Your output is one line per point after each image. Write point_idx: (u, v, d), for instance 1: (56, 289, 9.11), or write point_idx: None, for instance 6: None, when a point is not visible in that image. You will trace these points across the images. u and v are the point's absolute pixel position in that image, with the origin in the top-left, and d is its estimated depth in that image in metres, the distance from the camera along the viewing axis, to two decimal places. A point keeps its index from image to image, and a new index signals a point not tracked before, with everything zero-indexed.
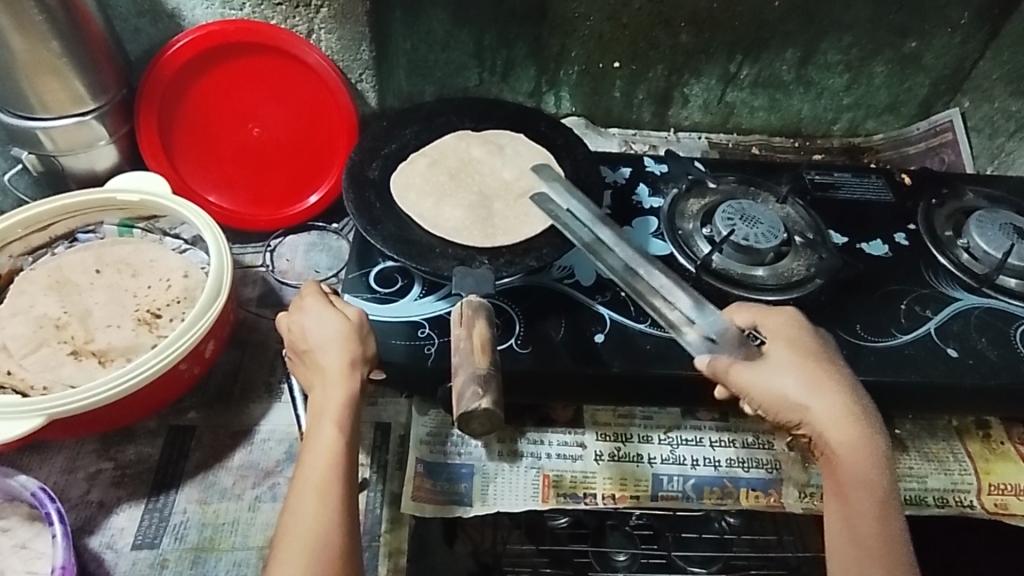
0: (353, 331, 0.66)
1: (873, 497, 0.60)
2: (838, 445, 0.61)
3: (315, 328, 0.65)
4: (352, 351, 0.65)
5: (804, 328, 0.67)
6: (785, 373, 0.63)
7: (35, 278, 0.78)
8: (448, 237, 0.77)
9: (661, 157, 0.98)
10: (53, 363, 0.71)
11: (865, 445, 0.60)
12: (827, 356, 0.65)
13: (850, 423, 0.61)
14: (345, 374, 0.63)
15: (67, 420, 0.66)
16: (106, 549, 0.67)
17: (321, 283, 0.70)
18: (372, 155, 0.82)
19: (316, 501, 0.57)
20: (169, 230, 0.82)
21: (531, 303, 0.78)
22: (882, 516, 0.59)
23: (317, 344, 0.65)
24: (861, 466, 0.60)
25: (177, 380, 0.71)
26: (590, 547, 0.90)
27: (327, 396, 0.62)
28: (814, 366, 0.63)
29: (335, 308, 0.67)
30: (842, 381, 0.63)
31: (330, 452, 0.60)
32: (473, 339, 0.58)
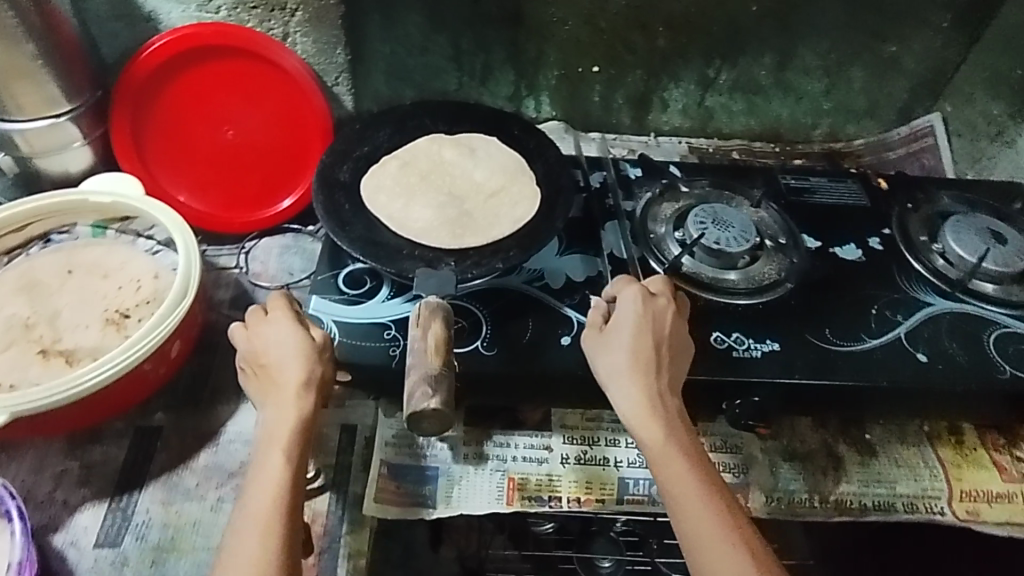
0: (312, 349, 0.66)
1: (667, 463, 0.61)
2: (628, 418, 0.64)
3: (275, 342, 0.66)
4: (310, 370, 0.65)
5: (636, 301, 0.69)
6: (601, 349, 0.68)
7: (7, 279, 0.79)
8: (415, 237, 0.77)
9: (637, 161, 0.98)
10: (21, 363, 0.72)
11: (663, 426, 0.63)
12: (640, 335, 0.66)
13: (647, 408, 0.63)
14: (302, 395, 0.63)
15: (30, 418, 0.66)
16: (68, 546, 0.67)
17: (290, 295, 0.70)
18: (344, 157, 0.83)
19: (258, 540, 0.55)
20: (142, 231, 0.82)
21: (499, 306, 0.78)
22: (695, 487, 0.60)
23: (273, 358, 0.65)
24: (649, 434, 0.62)
25: (142, 381, 0.71)
26: (574, 553, 0.93)
27: (280, 415, 0.63)
28: (625, 341, 0.66)
29: (292, 323, 0.67)
30: (647, 360, 0.65)
31: (279, 475, 0.59)
32: (428, 339, 0.58)
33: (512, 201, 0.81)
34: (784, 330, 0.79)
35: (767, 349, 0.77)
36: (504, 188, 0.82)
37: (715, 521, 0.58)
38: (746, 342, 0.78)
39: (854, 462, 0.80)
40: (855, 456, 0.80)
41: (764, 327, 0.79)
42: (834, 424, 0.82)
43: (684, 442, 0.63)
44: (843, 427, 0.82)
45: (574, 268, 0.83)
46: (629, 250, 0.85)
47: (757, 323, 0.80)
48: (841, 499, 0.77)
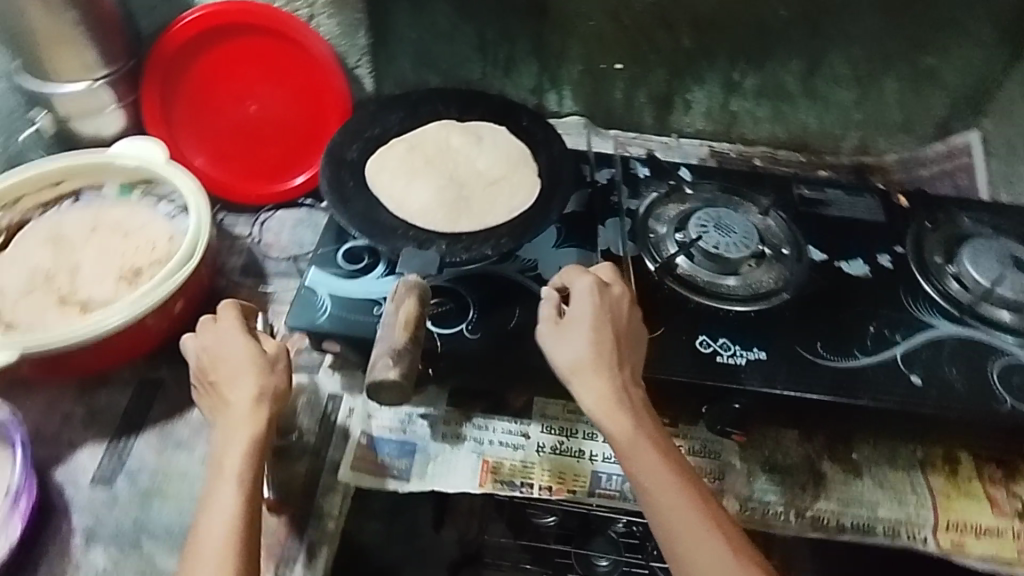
0: (264, 362, 0.67)
1: (638, 455, 0.63)
2: (595, 411, 0.64)
3: (226, 354, 0.67)
4: (263, 383, 0.66)
5: (591, 290, 0.69)
6: (560, 340, 0.68)
7: (37, 232, 0.83)
8: (410, 218, 0.79)
9: (648, 160, 0.98)
10: (41, 309, 0.77)
11: (629, 418, 0.64)
12: (600, 327, 0.67)
13: (613, 401, 0.64)
14: (255, 410, 0.64)
15: (41, 360, 0.71)
16: (68, 481, 0.72)
17: (238, 304, 0.72)
18: (354, 137, 0.86)
19: (217, 568, 0.56)
20: (162, 196, 0.86)
21: (489, 291, 0.80)
22: (666, 476, 0.61)
23: (226, 374, 0.66)
24: (618, 427, 0.64)
25: (146, 332, 0.76)
26: (573, 548, 0.93)
27: (232, 435, 0.63)
28: (586, 333, 0.67)
29: (244, 337, 0.68)
30: (608, 353, 0.66)
31: (236, 498, 0.60)
32: (400, 315, 0.60)
33: (511, 190, 0.83)
34: (775, 339, 0.78)
35: (754, 358, 0.76)
36: (505, 177, 0.84)
37: (688, 506, 0.60)
38: (732, 349, 0.77)
39: (836, 481, 0.78)
40: (838, 474, 0.79)
41: (753, 335, 0.78)
42: (821, 440, 0.81)
43: (651, 430, 0.64)
44: (830, 444, 0.81)
45: (569, 262, 0.84)
46: (627, 246, 0.86)
47: (747, 330, 0.79)
48: (818, 515, 0.76)
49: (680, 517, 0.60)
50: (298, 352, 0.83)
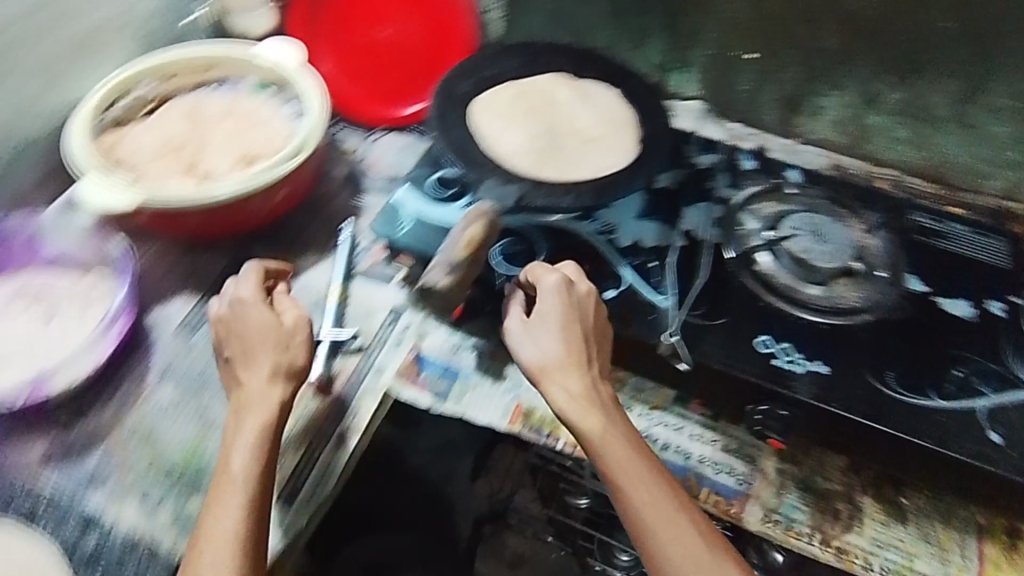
0: (281, 338, 0.67)
1: (612, 453, 0.63)
2: (566, 411, 0.64)
3: (249, 326, 0.68)
4: (278, 361, 0.67)
5: (559, 287, 0.69)
6: (533, 334, 0.68)
7: (179, 106, 0.91)
8: (502, 157, 0.81)
9: (758, 155, 0.94)
10: (166, 173, 0.84)
11: (601, 415, 0.64)
12: (571, 325, 0.67)
13: (585, 400, 0.64)
14: (269, 388, 0.65)
15: (160, 212, 0.79)
16: (157, 323, 0.81)
17: (265, 269, 0.73)
18: (469, 74, 0.89)
19: (227, 558, 0.58)
20: (289, 98, 0.92)
21: (561, 245, 0.81)
22: (640, 471, 0.62)
23: (243, 350, 0.67)
24: (591, 426, 0.63)
25: (249, 208, 0.83)
26: (598, 536, 1.01)
27: (245, 418, 0.64)
28: (560, 328, 0.67)
29: (263, 309, 0.69)
30: (579, 349, 0.67)
31: (245, 485, 0.61)
32: (464, 235, 0.77)
33: (606, 150, 0.83)
34: (843, 358, 0.74)
35: (814, 369, 0.72)
36: (603, 138, 0.85)
37: (666, 497, 0.61)
38: (792, 355, 0.73)
39: (874, 519, 0.74)
40: (877, 514, 0.74)
41: (821, 348, 0.74)
42: (869, 475, 0.76)
43: (622, 427, 0.65)
44: (877, 482, 0.76)
45: (647, 235, 0.83)
46: (711, 233, 0.84)
47: (815, 341, 0.75)
48: (845, 548, 0.72)
49: (661, 509, 0.61)
50: (375, 263, 0.88)
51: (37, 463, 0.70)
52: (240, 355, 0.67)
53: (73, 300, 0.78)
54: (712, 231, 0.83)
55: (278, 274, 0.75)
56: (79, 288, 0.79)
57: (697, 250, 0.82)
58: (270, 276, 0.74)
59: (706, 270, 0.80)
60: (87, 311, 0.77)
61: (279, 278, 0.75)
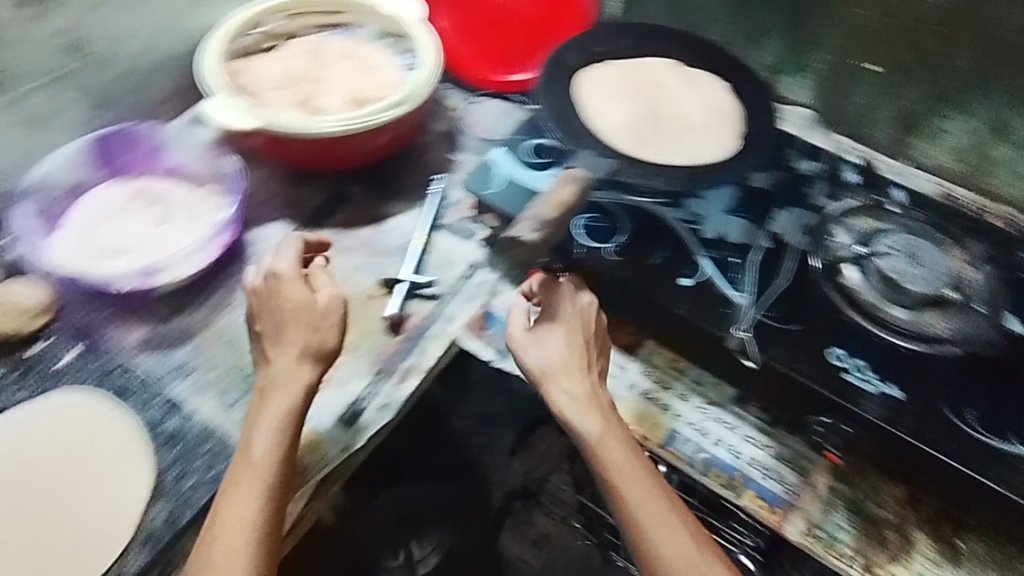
0: (314, 319, 0.70)
1: (609, 452, 0.65)
2: (564, 411, 0.68)
3: (285, 305, 0.70)
4: (307, 342, 0.69)
5: (568, 296, 0.75)
6: (541, 338, 0.73)
7: (300, 44, 0.96)
8: (600, 132, 0.82)
9: (863, 169, 0.91)
10: (280, 102, 0.89)
11: (598, 418, 0.67)
12: (575, 331, 0.73)
13: (584, 401, 0.68)
14: (296, 368, 0.68)
15: (276, 136, 0.84)
16: (254, 242, 0.87)
17: (304, 244, 0.76)
18: (580, 47, 0.89)
19: (240, 546, 0.58)
20: (402, 47, 0.96)
21: (644, 226, 0.81)
22: (637, 471, 0.64)
23: (275, 326, 0.70)
24: (588, 425, 0.67)
25: (353, 145, 0.87)
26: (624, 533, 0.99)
27: (269, 398, 0.66)
28: (567, 333, 0.72)
29: (300, 287, 0.72)
30: (581, 354, 0.71)
31: (268, 467, 0.62)
32: (555, 194, 0.80)
33: (705, 139, 0.83)
34: (920, 386, 0.71)
35: (886, 391, 0.70)
36: (704, 127, 0.84)
37: (661, 497, 0.63)
38: (866, 374, 0.71)
39: (925, 555, 0.71)
40: (929, 551, 0.71)
41: (898, 371, 0.72)
42: (927, 510, 0.74)
43: (618, 430, 0.67)
44: (935, 519, 0.73)
45: (734, 231, 0.82)
46: (800, 238, 0.82)
47: (893, 364, 0.72)
48: None
49: (660, 506, 0.62)
50: (461, 219, 0.91)
51: (135, 346, 0.76)
52: (270, 330, 0.70)
53: (185, 207, 0.85)
54: (800, 237, 0.82)
55: (319, 249, 0.78)
56: (191, 198, 0.86)
57: (783, 252, 0.81)
58: (309, 250, 0.77)
59: (788, 273, 0.78)
60: (195, 219, 0.84)
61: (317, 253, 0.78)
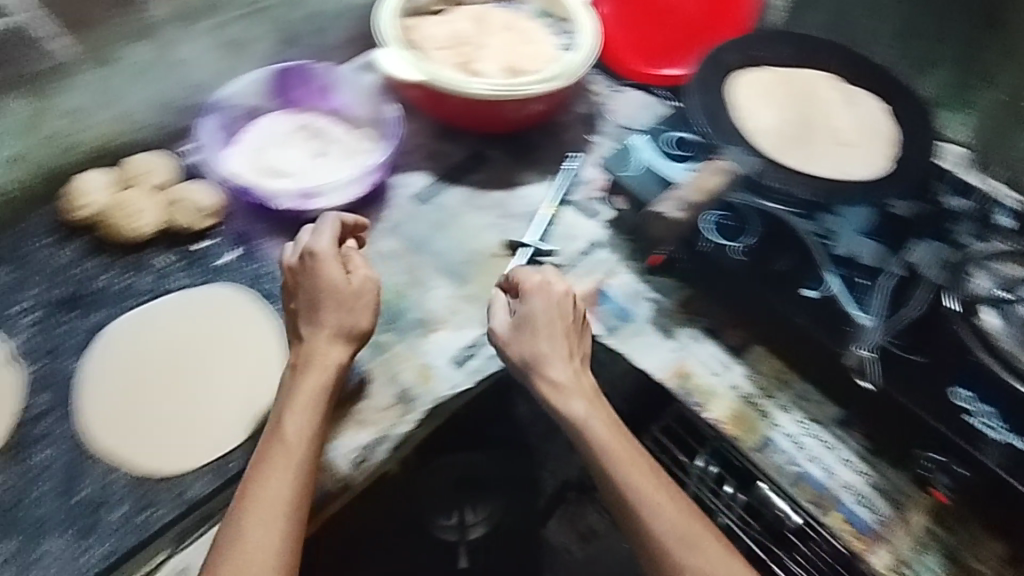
0: (352, 298, 0.71)
1: (602, 439, 0.67)
2: (556, 398, 0.70)
3: (325, 289, 0.71)
4: (342, 321, 0.71)
5: (553, 284, 0.76)
6: (524, 332, 0.73)
7: (467, 11, 1.02)
8: (749, 133, 0.82)
9: (1016, 215, 0.87)
10: (443, 60, 0.95)
11: (590, 406, 0.70)
12: (560, 316, 0.74)
13: (577, 387, 0.71)
14: (332, 345, 0.70)
15: (435, 90, 0.90)
16: (397, 186, 0.93)
17: (342, 220, 0.76)
18: (740, 49, 0.90)
19: (277, 518, 0.60)
20: (560, 28, 1.01)
21: (775, 233, 0.81)
22: (629, 456, 0.66)
23: (312, 304, 0.71)
24: (580, 409, 0.69)
25: (503, 110, 0.92)
26: None
27: (305, 373, 0.68)
28: (558, 320, 0.74)
29: (337, 266, 0.72)
30: (570, 334, 0.74)
31: (304, 437, 0.64)
32: (697, 180, 0.83)
33: (855, 157, 0.82)
34: None
35: (1012, 442, 0.67)
36: (856, 146, 0.83)
37: (653, 479, 0.65)
38: (990, 421, 0.68)
39: None
40: None
41: None
42: None
43: (611, 419, 0.70)
44: None
45: (867, 253, 0.80)
46: (938, 272, 0.78)
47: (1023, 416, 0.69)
48: None
49: (654, 490, 0.64)
50: (589, 198, 0.94)
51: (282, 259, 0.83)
52: (306, 306, 0.71)
53: (342, 143, 0.92)
54: (936, 272, 0.78)
55: (355, 230, 0.78)
56: (348, 136, 0.93)
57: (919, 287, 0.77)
58: (347, 230, 0.77)
59: (920, 304, 0.76)
60: (348, 155, 0.91)
61: (353, 233, 0.78)
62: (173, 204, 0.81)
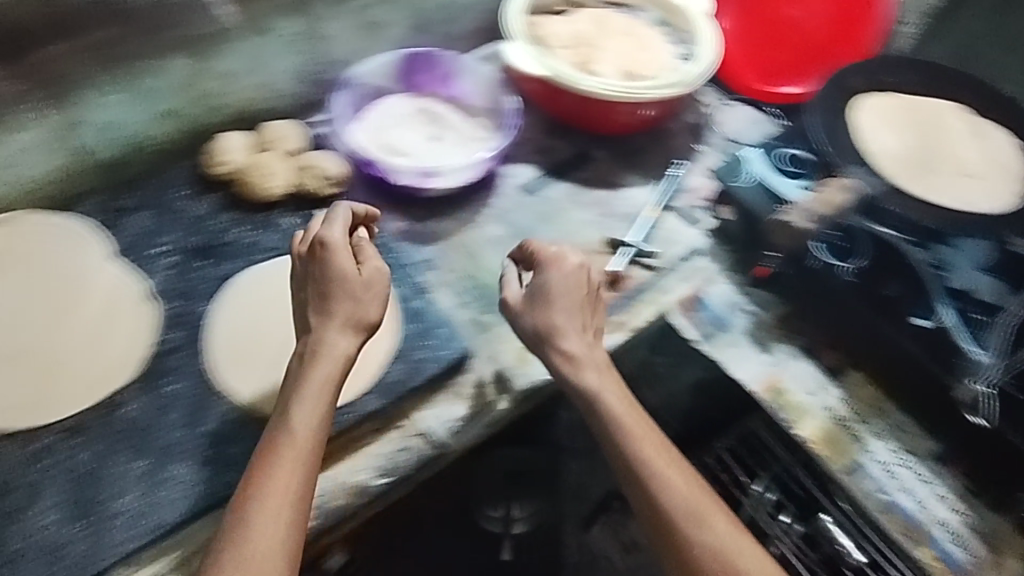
0: (361, 288, 0.67)
1: (636, 438, 0.65)
2: (592, 393, 0.68)
3: (336, 278, 0.66)
4: (353, 313, 0.66)
5: (569, 261, 0.73)
6: (536, 308, 0.71)
7: (588, 12, 1.04)
8: (873, 158, 0.82)
9: None
10: (563, 57, 0.97)
11: (624, 406, 0.67)
12: (575, 292, 0.72)
13: (612, 385, 0.69)
14: (339, 339, 0.65)
15: (556, 87, 0.93)
16: (506, 175, 0.96)
17: (348, 209, 0.72)
18: (866, 71, 0.90)
19: (280, 512, 0.58)
20: (678, 37, 1.02)
21: (886, 258, 0.79)
22: (663, 455, 0.65)
23: (321, 295, 0.66)
24: (619, 407, 0.67)
25: (618, 112, 0.94)
26: None
27: (308, 369, 0.64)
28: (572, 298, 0.72)
29: (348, 256, 0.68)
30: (584, 307, 0.72)
31: (310, 434, 0.62)
32: (823, 196, 0.80)
33: (981, 191, 0.81)
34: None
35: None
36: (983, 180, 0.82)
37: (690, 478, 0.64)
38: None
39: None
40: None
41: None
42: None
43: (645, 419, 0.68)
44: None
45: (983, 288, 0.78)
46: None
47: None
48: None
49: (693, 485, 0.64)
50: (692, 205, 0.95)
51: (393, 234, 0.88)
52: (314, 297, 0.67)
53: (458, 129, 0.95)
54: None
55: (364, 220, 0.75)
56: (464, 123, 0.96)
57: None
58: (355, 220, 0.74)
59: None
60: (465, 142, 0.94)
61: (362, 223, 0.75)
62: (304, 169, 0.86)
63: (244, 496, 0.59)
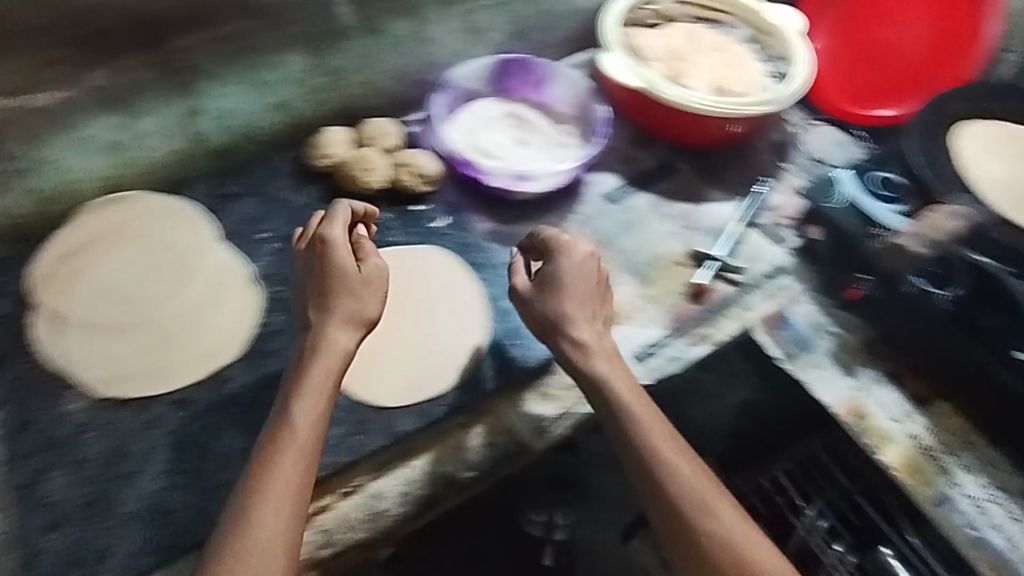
0: (360, 285, 0.70)
1: (652, 441, 0.66)
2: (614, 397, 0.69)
3: (336, 275, 0.69)
4: (352, 309, 0.69)
5: (577, 252, 0.75)
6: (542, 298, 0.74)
7: (679, 26, 1.05)
8: (977, 185, 0.81)
9: None
10: (655, 69, 0.98)
11: (643, 410, 0.68)
12: (580, 283, 0.74)
13: (629, 388, 0.69)
14: (335, 335, 0.67)
15: (649, 98, 0.94)
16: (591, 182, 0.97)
17: (348, 206, 0.75)
18: (968, 97, 0.89)
19: (286, 499, 0.59)
20: (769, 54, 1.02)
21: (981, 290, 0.76)
22: (678, 459, 0.65)
23: (322, 293, 0.69)
24: (640, 410, 0.68)
25: (709, 126, 0.95)
26: None
27: (312, 362, 0.66)
28: (576, 291, 0.73)
29: (348, 254, 0.71)
30: (592, 298, 0.74)
31: (313, 421, 0.63)
32: (929, 222, 0.78)
33: None
34: None
35: None
36: None
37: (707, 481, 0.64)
38: None
39: None
40: None
41: None
42: None
43: (662, 423, 0.68)
44: None
45: None
46: None
47: None
48: None
49: (709, 490, 0.64)
50: (776, 224, 0.95)
51: (482, 233, 0.89)
52: (316, 296, 0.70)
53: (547, 135, 0.97)
54: None
55: (364, 217, 0.78)
56: (553, 129, 0.98)
57: None
58: (355, 217, 0.77)
59: None
60: (553, 147, 0.96)
61: (362, 220, 0.78)
62: (400, 166, 0.88)
63: (247, 488, 0.60)
